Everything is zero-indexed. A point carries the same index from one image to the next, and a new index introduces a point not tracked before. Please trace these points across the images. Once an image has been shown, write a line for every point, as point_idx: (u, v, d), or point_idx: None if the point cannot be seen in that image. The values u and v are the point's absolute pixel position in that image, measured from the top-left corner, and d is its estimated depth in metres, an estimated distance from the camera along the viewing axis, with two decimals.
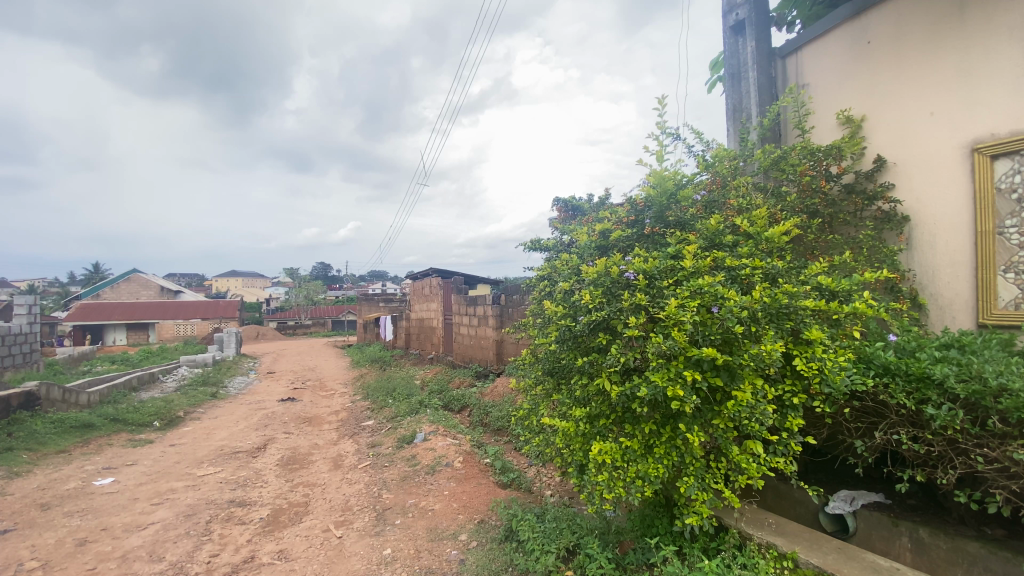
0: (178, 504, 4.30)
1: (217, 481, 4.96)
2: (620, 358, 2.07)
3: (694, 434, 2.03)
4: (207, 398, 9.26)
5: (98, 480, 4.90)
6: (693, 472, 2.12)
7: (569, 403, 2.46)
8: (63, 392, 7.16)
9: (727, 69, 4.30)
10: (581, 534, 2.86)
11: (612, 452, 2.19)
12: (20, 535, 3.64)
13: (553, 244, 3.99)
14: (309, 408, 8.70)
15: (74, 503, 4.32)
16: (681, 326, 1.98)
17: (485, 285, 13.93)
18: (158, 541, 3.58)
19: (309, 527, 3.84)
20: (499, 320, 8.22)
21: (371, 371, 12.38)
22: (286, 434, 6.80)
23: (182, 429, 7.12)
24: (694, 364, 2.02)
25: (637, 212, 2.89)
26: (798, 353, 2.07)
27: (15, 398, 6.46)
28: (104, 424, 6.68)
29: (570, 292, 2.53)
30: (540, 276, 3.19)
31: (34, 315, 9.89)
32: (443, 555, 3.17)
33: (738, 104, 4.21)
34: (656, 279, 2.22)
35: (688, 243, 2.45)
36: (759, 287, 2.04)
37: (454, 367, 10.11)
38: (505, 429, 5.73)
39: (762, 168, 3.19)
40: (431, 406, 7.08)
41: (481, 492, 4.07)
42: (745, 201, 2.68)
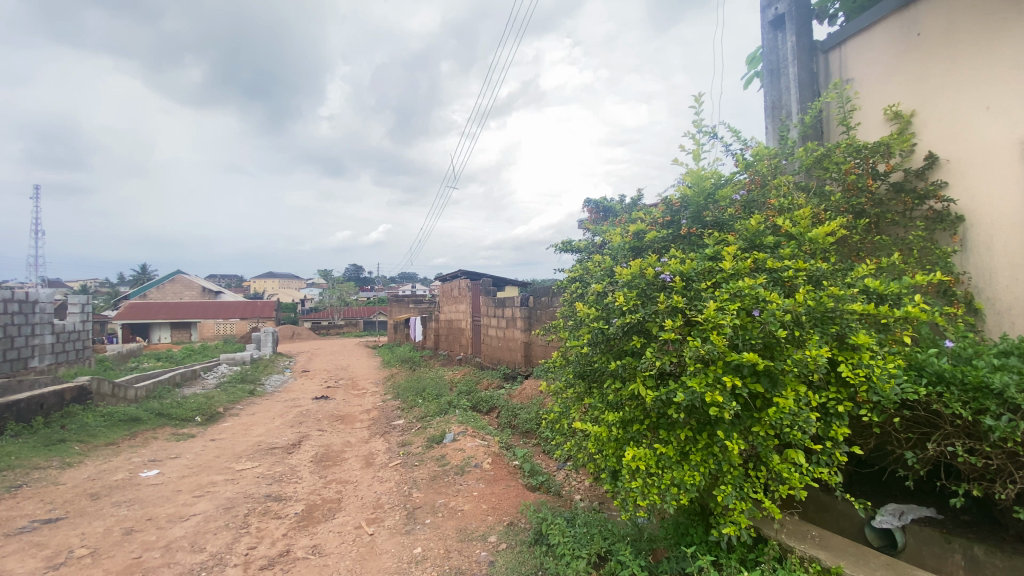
0: (218, 497, 4.46)
1: (254, 475, 5.12)
2: (656, 362, 2.03)
3: (733, 442, 1.96)
4: (245, 394, 9.57)
5: (144, 472, 5.12)
6: (731, 481, 2.05)
7: (602, 407, 2.42)
8: (112, 386, 7.52)
9: (766, 65, 4.16)
10: (613, 540, 2.82)
11: (646, 458, 2.14)
12: (72, 523, 3.84)
13: (584, 245, 3.93)
14: (341, 406, 8.88)
15: (122, 493, 4.53)
16: (720, 330, 1.91)
17: (513, 287, 13.94)
18: (199, 533, 3.71)
19: (342, 523, 3.90)
20: (527, 322, 8.21)
21: (401, 371, 12.56)
22: (319, 432, 6.95)
23: (221, 425, 7.38)
24: (733, 369, 1.97)
25: (672, 212, 2.84)
26: (844, 359, 1.98)
27: (69, 392, 6.78)
28: (150, 419, 6.99)
29: (603, 294, 2.49)
30: (571, 277, 3.15)
31: (86, 313, 10.42)
32: (472, 556, 3.17)
33: (777, 101, 4.07)
34: (694, 281, 2.17)
35: (726, 243, 2.38)
36: (803, 289, 1.96)
37: (482, 369, 10.15)
38: (533, 431, 5.70)
39: (804, 167, 3.06)
40: (460, 406, 7.13)
41: (510, 494, 4.06)
42: (787, 201, 2.56)
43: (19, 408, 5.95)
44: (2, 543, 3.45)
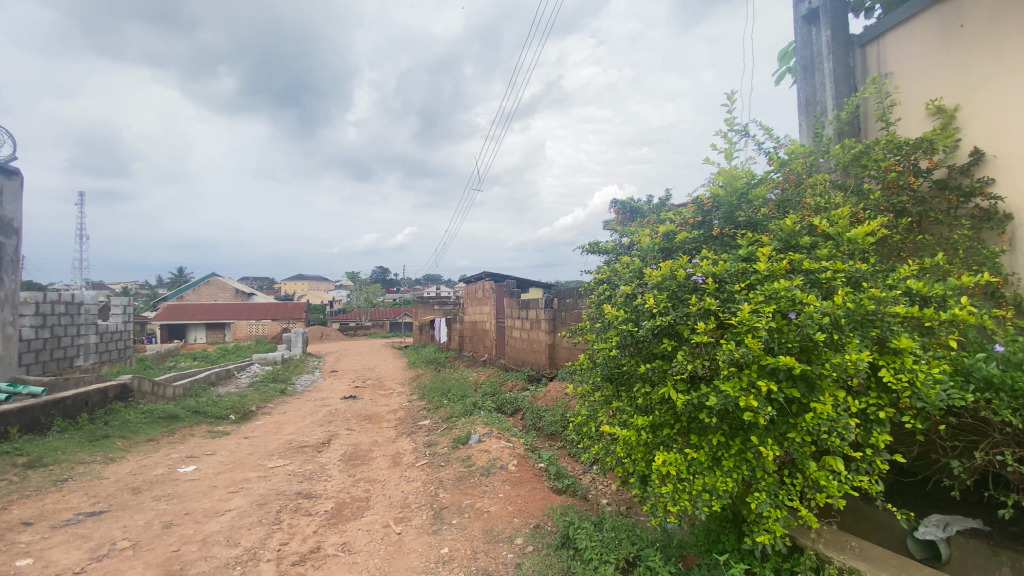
0: (252, 494, 4.58)
1: (286, 473, 5.24)
2: (687, 365, 1.99)
3: (768, 448, 1.91)
4: (277, 393, 9.83)
5: (182, 468, 5.31)
6: (766, 488, 2.00)
7: (630, 411, 2.39)
8: (152, 385, 7.82)
9: (799, 61, 4.04)
10: (641, 546, 2.78)
11: (677, 464, 2.11)
12: (115, 516, 4.01)
13: (612, 246, 3.89)
14: (369, 406, 9.03)
15: (161, 487, 4.71)
16: (755, 332, 1.87)
17: (537, 289, 13.94)
18: (234, 528, 3.82)
19: (370, 522, 3.96)
20: (552, 324, 8.19)
21: (426, 372, 12.69)
22: (347, 431, 7.07)
23: (254, 423, 7.60)
24: (768, 374, 1.92)
25: (703, 212, 2.79)
26: (886, 363, 1.91)
27: (112, 390, 7.07)
28: (187, 416, 7.24)
29: (632, 296, 2.46)
30: (598, 280, 3.12)
31: (128, 314, 10.89)
32: (499, 558, 3.17)
33: (811, 98, 3.96)
34: (727, 283, 2.12)
35: (760, 244, 2.33)
36: (841, 291, 1.90)
37: (506, 370, 10.16)
38: (559, 434, 5.67)
39: (840, 166, 2.95)
40: (485, 407, 7.16)
41: (536, 497, 4.05)
42: (824, 199, 2.47)
43: (66, 404, 6.24)
44: (50, 534, 3.62)
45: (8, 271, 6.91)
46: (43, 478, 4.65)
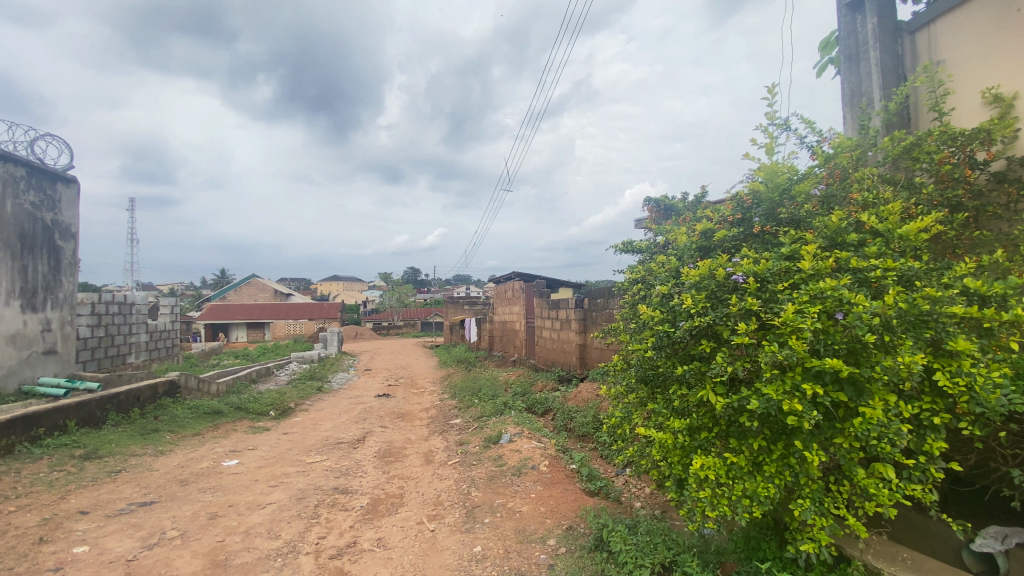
0: (291, 488, 4.73)
1: (323, 468, 5.39)
2: (727, 367, 1.95)
3: (814, 453, 1.84)
4: (314, 391, 10.12)
5: (225, 461, 5.53)
6: (810, 495, 1.92)
7: (667, 413, 2.34)
8: (198, 381, 8.17)
9: (843, 51, 3.86)
10: (678, 551, 2.72)
11: (716, 468, 2.06)
12: (164, 506, 4.20)
13: (646, 245, 3.83)
14: (402, 404, 9.18)
15: (207, 480, 4.91)
16: (800, 333, 1.80)
17: (566, 289, 13.87)
18: (275, 520, 3.95)
19: (404, 518, 4.03)
20: (583, 324, 8.12)
21: (457, 371, 12.80)
22: (381, 429, 7.21)
23: (293, 419, 7.85)
24: (813, 377, 1.85)
25: (743, 209, 2.71)
26: (940, 367, 1.81)
27: (161, 386, 7.42)
28: (230, 412, 7.53)
29: (668, 296, 2.41)
30: (632, 280, 3.07)
31: (175, 314, 11.44)
32: (532, 559, 3.17)
33: (857, 89, 3.79)
34: (769, 282, 2.06)
35: (804, 241, 2.25)
36: (892, 291, 1.82)
37: (536, 370, 10.14)
38: (590, 435, 5.62)
39: (889, 159, 2.81)
40: (515, 407, 7.17)
41: (567, 498, 4.02)
42: (872, 194, 2.35)
43: (120, 400, 6.57)
44: (105, 522, 3.82)
45: (67, 273, 7.35)
46: (99, 469, 4.92)
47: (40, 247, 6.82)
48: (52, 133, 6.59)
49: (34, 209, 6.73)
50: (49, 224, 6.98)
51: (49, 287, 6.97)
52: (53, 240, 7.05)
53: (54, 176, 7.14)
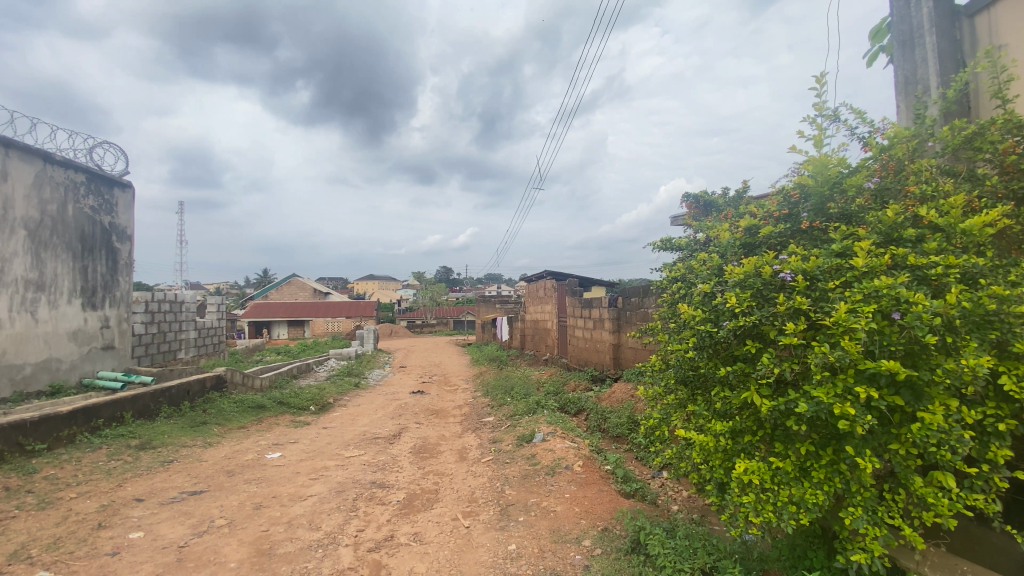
0: (331, 481, 4.86)
1: (361, 462, 5.53)
2: (774, 369, 1.88)
3: (867, 460, 1.75)
4: (352, 387, 10.39)
5: (269, 454, 5.74)
6: (862, 503, 1.83)
7: (708, 416, 2.29)
8: (243, 376, 8.51)
9: (896, 37, 3.63)
10: (718, 556, 2.65)
11: (760, 472, 2.00)
12: (213, 496, 4.40)
13: (686, 242, 3.73)
14: (436, 401, 9.29)
15: (252, 471, 5.12)
16: (853, 334, 1.72)
17: (600, 288, 13.72)
18: (316, 512, 4.08)
19: (440, 514, 4.08)
20: (617, 323, 8.01)
21: (490, 369, 12.88)
22: (416, 425, 7.33)
23: (332, 414, 8.07)
24: (867, 379, 1.77)
25: (789, 205, 2.61)
26: (1009, 370, 1.69)
27: (209, 380, 7.76)
28: (273, 406, 7.81)
29: (710, 294, 2.35)
30: (671, 278, 3.00)
31: (222, 311, 11.95)
32: (567, 559, 3.15)
33: (911, 76, 3.55)
34: (819, 280, 1.98)
35: (856, 237, 2.14)
36: (955, 289, 1.71)
37: (569, 370, 10.07)
38: (624, 437, 5.53)
39: (947, 150, 2.62)
40: (548, 406, 7.15)
41: (603, 499, 3.98)
42: (931, 187, 2.21)
43: (171, 393, 6.91)
44: (158, 509, 4.03)
45: (123, 274, 7.78)
46: (153, 459, 5.19)
47: (99, 248, 7.25)
48: (109, 141, 6.98)
49: (93, 213, 7.15)
50: (107, 227, 7.41)
51: (107, 286, 7.41)
52: (110, 241, 7.48)
53: (111, 182, 7.58)
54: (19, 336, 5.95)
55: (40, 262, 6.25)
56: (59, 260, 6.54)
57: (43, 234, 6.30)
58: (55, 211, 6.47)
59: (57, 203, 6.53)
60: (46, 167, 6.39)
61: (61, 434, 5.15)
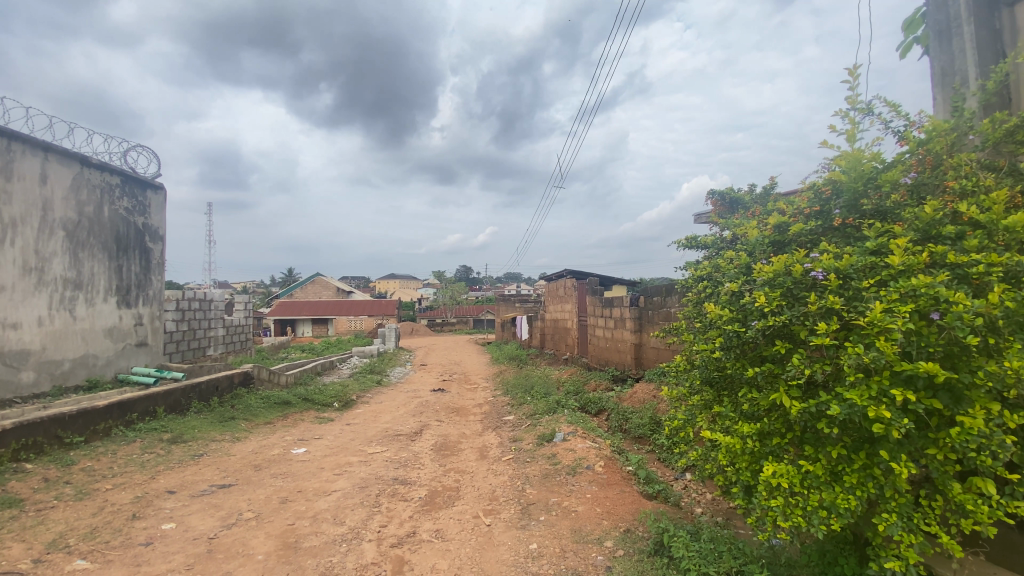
0: (354, 477, 4.94)
1: (383, 459, 5.60)
2: (804, 370, 1.84)
3: (902, 465, 1.69)
4: (374, 384, 10.55)
5: (294, 449, 5.86)
6: (896, 509, 1.77)
7: (735, 417, 2.24)
8: (269, 373, 8.71)
9: (931, 26, 3.48)
10: (745, 560, 2.60)
11: (789, 476, 1.95)
12: (241, 489, 4.51)
13: (712, 240, 3.67)
14: (456, 399, 9.35)
15: (278, 466, 5.23)
16: (888, 335, 1.66)
17: (621, 287, 13.60)
18: (340, 507, 4.15)
19: (461, 511, 4.10)
20: (638, 323, 7.94)
21: (510, 368, 12.91)
22: (437, 422, 7.39)
23: (355, 411, 8.20)
24: (903, 381, 1.71)
25: (821, 201, 2.54)
26: None
27: (237, 376, 7.95)
28: (298, 402, 7.98)
29: (738, 293, 2.30)
30: (697, 277, 2.95)
31: (249, 309, 12.23)
32: (589, 559, 3.13)
33: (948, 67, 3.40)
34: (852, 279, 1.92)
35: (892, 234, 2.07)
36: (998, 288, 1.64)
37: (590, 369, 10.01)
38: (646, 437, 5.47)
39: (988, 144, 2.49)
40: (568, 406, 7.12)
41: (625, 500, 3.94)
42: (973, 182, 2.12)
43: (201, 388, 7.10)
44: (189, 502, 4.16)
45: (156, 273, 8.04)
46: (184, 452, 5.35)
47: (133, 248, 7.50)
48: (142, 145, 7.20)
49: (127, 214, 7.40)
50: (140, 228, 7.66)
51: (141, 285, 7.67)
52: (144, 242, 7.73)
53: (144, 184, 7.83)
54: (58, 332, 6.20)
55: (78, 262, 6.50)
56: (96, 260, 6.80)
57: (81, 234, 6.55)
58: (91, 213, 6.72)
59: (93, 205, 6.77)
60: (83, 170, 6.64)
61: (97, 427, 5.35)
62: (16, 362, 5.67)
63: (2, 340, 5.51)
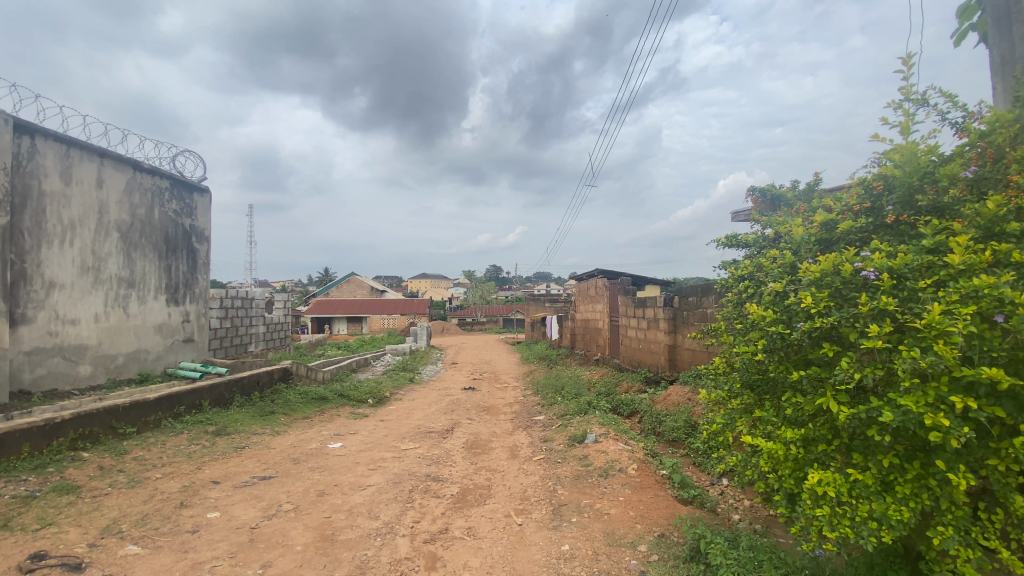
0: (387, 472, 5.03)
1: (416, 455, 5.68)
2: (854, 374, 1.76)
3: (961, 476, 1.60)
4: (407, 381, 10.73)
5: (331, 444, 6.01)
6: (952, 522, 1.67)
7: (777, 422, 2.17)
8: (307, 369, 8.96)
9: (990, 12, 3.24)
10: (786, 570, 2.51)
11: (835, 484, 1.86)
12: (281, 481, 4.67)
13: (753, 238, 3.54)
14: (487, 398, 9.41)
15: (315, 460, 5.38)
16: (947, 338, 1.58)
17: (653, 287, 13.40)
18: (375, 502, 4.23)
19: (492, 510, 4.12)
20: (672, 323, 7.79)
21: (540, 368, 12.90)
22: (468, 420, 7.45)
23: (388, 408, 8.36)
24: (964, 388, 1.61)
25: (872, 197, 2.42)
26: None
27: (276, 372, 8.20)
28: (334, 398, 8.20)
29: (782, 293, 2.22)
30: (737, 277, 2.87)
31: (287, 308, 12.62)
32: (622, 563, 3.09)
33: (1009, 55, 3.14)
34: (907, 279, 1.82)
35: (950, 232, 1.96)
36: None
37: (621, 370, 9.88)
38: (681, 441, 5.36)
39: None
40: (600, 407, 7.04)
41: (659, 505, 3.87)
42: None
43: (244, 383, 7.38)
44: (232, 492, 4.32)
45: (202, 272, 8.39)
46: (227, 444, 5.57)
47: (181, 248, 7.86)
48: (189, 150, 7.52)
49: (176, 216, 7.76)
50: (187, 229, 8.01)
51: (188, 284, 8.03)
52: (190, 243, 8.10)
53: (191, 187, 8.19)
54: (113, 328, 6.56)
55: (131, 262, 6.86)
56: (147, 260, 7.16)
57: (133, 235, 6.90)
58: (143, 215, 7.08)
59: (145, 208, 7.13)
60: (136, 174, 6.99)
61: (148, 419, 5.62)
62: (74, 356, 6.02)
63: (61, 335, 5.86)
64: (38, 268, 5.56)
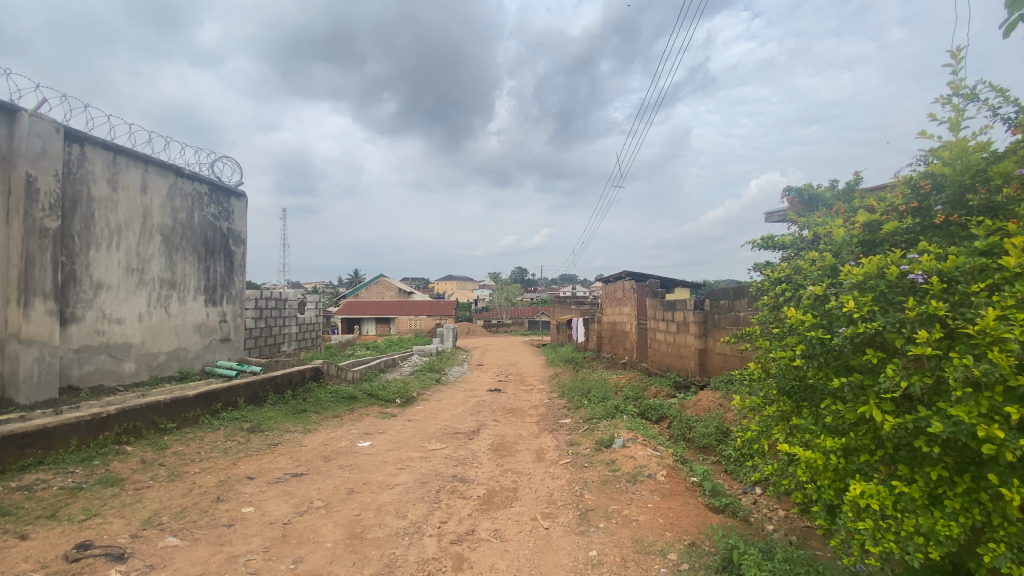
0: (415, 472, 5.08)
1: (442, 456, 5.73)
2: (900, 382, 1.68)
3: (1015, 491, 1.51)
4: (433, 381, 10.84)
5: (360, 442, 6.12)
6: (1006, 539, 1.58)
7: (816, 430, 2.10)
8: (337, 368, 9.13)
9: None
10: None
11: (879, 496, 1.78)
12: (312, 478, 4.78)
13: (790, 239, 3.43)
14: (513, 400, 9.40)
15: (344, 458, 5.49)
16: (1002, 345, 1.49)
17: (682, 289, 13.15)
18: (403, 501, 4.28)
19: (518, 513, 4.11)
20: (703, 326, 7.62)
21: (566, 370, 12.83)
22: (494, 422, 7.46)
23: (415, 407, 8.46)
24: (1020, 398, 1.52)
25: (920, 197, 2.31)
26: None
27: (308, 372, 8.34)
28: (363, 397, 8.35)
29: (823, 297, 2.14)
30: (774, 280, 2.78)
31: (319, 309, 12.92)
32: (651, 571, 3.04)
33: None
34: (958, 282, 1.74)
35: (1005, 232, 1.85)
36: None
37: (649, 374, 9.74)
38: (711, 447, 5.23)
39: None
40: (627, 411, 6.94)
41: (689, 512, 3.79)
42: None
43: (277, 381, 7.57)
44: (266, 488, 4.45)
45: (238, 274, 8.68)
46: (261, 441, 5.73)
47: (219, 250, 8.16)
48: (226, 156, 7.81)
49: (214, 220, 8.05)
50: (225, 233, 8.31)
51: (225, 285, 8.32)
52: (228, 245, 8.39)
53: (229, 192, 8.49)
54: (155, 327, 6.86)
55: (172, 264, 7.15)
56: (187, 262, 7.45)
57: (175, 238, 7.19)
58: (184, 218, 7.37)
59: (186, 212, 7.43)
60: (177, 180, 7.29)
61: (187, 415, 5.84)
62: (120, 354, 6.32)
63: (108, 334, 6.16)
64: (87, 269, 5.84)
